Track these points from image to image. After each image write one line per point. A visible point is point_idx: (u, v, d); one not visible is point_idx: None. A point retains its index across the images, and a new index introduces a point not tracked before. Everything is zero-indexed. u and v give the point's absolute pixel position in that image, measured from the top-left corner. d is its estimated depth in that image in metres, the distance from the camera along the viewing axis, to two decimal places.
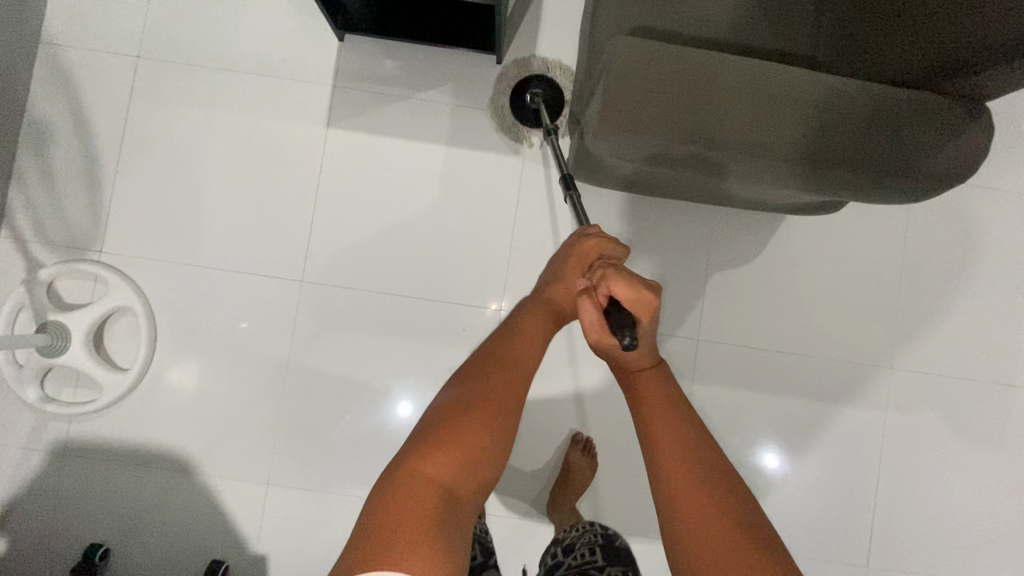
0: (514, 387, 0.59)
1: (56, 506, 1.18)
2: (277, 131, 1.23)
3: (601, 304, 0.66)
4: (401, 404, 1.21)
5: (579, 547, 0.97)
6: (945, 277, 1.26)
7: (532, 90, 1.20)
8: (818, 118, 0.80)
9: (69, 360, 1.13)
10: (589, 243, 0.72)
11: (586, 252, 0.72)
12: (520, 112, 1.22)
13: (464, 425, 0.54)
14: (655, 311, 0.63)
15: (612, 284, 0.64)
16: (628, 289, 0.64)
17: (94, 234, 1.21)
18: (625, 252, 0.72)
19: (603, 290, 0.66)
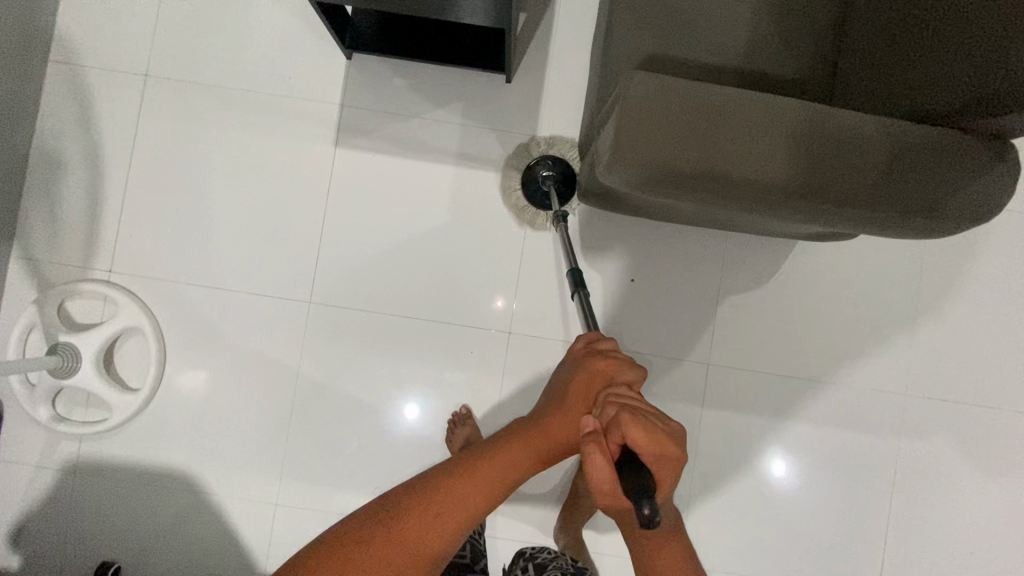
0: (477, 503, 0.64)
1: (68, 522, 1.20)
2: (284, 151, 1.22)
3: (614, 452, 0.67)
4: (408, 407, 1.21)
5: (551, 570, 0.94)
6: (962, 302, 1.23)
7: (542, 168, 1.16)
8: (836, 157, 0.78)
9: (79, 381, 1.14)
10: (602, 364, 0.75)
11: (596, 370, 0.75)
12: (530, 192, 1.17)
13: (408, 528, 0.61)
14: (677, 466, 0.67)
15: (630, 432, 0.66)
16: (646, 438, 0.65)
17: (103, 255, 1.21)
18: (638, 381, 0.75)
19: (617, 438, 0.67)
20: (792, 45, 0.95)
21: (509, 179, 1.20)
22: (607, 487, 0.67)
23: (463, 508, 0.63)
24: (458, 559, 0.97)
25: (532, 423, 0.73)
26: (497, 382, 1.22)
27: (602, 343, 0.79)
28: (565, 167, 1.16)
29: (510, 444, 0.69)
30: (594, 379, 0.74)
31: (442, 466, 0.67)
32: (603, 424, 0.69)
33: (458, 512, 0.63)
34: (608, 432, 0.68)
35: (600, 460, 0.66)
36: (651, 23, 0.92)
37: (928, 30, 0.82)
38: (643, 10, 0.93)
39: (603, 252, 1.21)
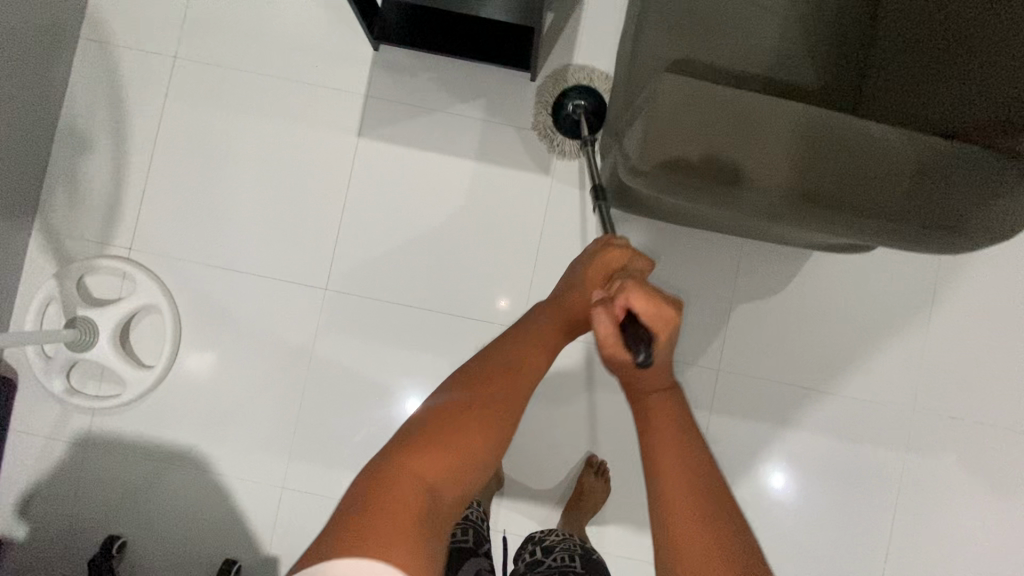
0: (513, 394, 0.61)
1: (77, 495, 1.21)
2: (307, 138, 1.23)
3: (617, 316, 0.65)
4: (407, 401, 1.22)
5: (557, 552, 0.94)
6: (974, 320, 1.24)
7: (577, 100, 1.18)
8: (860, 167, 0.79)
9: (96, 355, 1.16)
10: (614, 253, 0.76)
11: (609, 261, 0.76)
12: (560, 118, 1.20)
13: (452, 424, 0.57)
14: (676, 326, 0.64)
15: (633, 296, 0.64)
16: (649, 304, 0.64)
17: (124, 232, 1.23)
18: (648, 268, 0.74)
19: (622, 302, 0.64)
20: (820, 57, 0.96)
21: (540, 100, 1.21)
22: (611, 345, 0.65)
23: (502, 399, 0.60)
24: (462, 542, 0.92)
25: (544, 311, 0.72)
26: None
27: (614, 238, 0.79)
28: (596, 99, 1.19)
29: (527, 342, 0.66)
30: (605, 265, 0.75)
31: (465, 370, 0.63)
32: (610, 293, 0.67)
33: (497, 404, 0.60)
34: (615, 298, 0.65)
35: (603, 317, 0.65)
36: (681, 27, 0.93)
37: (959, 46, 0.82)
38: (676, 14, 0.93)
39: None
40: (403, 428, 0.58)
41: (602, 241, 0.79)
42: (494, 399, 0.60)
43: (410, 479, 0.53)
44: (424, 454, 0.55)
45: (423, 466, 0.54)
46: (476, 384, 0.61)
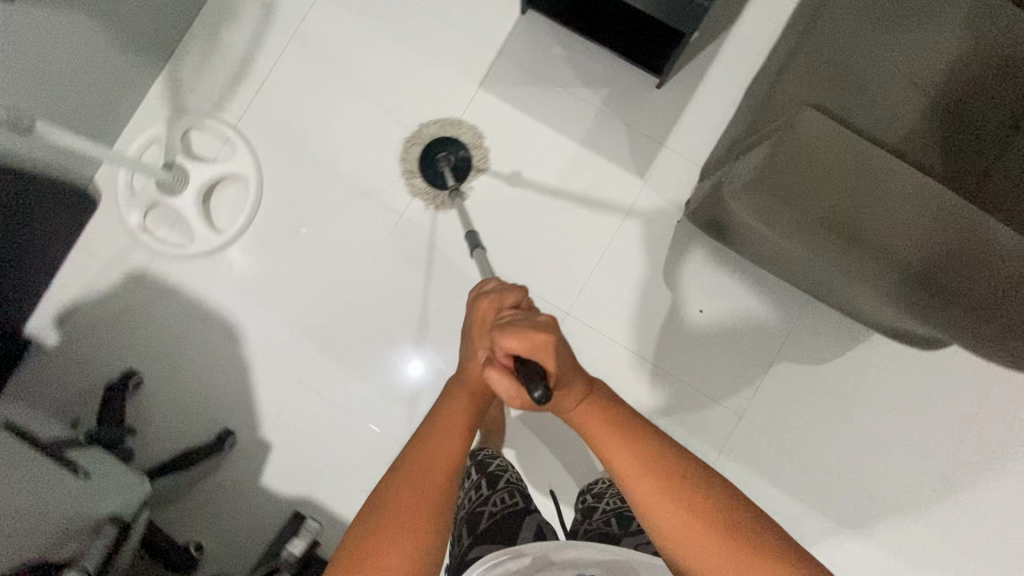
0: (434, 484, 0.67)
1: (113, 324, 1.27)
2: (432, 73, 1.28)
3: (506, 364, 0.69)
4: (412, 362, 1.26)
5: (609, 495, 1.06)
6: (1008, 457, 1.21)
7: (441, 151, 1.25)
8: (967, 255, 0.79)
9: (178, 203, 1.22)
10: (484, 303, 0.77)
11: (483, 313, 0.77)
12: (432, 178, 1.24)
13: (379, 541, 0.62)
14: (557, 344, 0.66)
15: (505, 342, 0.66)
16: (522, 342, 0.66)
17: (238, 102, 1.28)
18: (520, 296, 0.77)
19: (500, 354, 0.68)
20: (954, 145, 0.93)
21: (405, 152, 1.26)
22: (515, 393, 0.68)
23: (424, 494, 0.66)
24: (513, 505, 0.97)
25: (453, 387, 0.79)
26: None
27: (486, 287, 0.82)
28: (461, 150, 1.25)
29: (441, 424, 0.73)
30: (484, 317, 0.77)
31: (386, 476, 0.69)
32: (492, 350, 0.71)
33: (422, 499, 0.65)
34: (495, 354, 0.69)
35: (496, 376, 0.69)
36: (824, 75, 0.92)
37: None
38: (821, 64, 0.93)
39: (681, 275, 1.24)
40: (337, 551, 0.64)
41: (479, 290, 0.82)
42: (414, 497, 0.65)
43: None
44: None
45: None
46: (396, 495, 0.66)
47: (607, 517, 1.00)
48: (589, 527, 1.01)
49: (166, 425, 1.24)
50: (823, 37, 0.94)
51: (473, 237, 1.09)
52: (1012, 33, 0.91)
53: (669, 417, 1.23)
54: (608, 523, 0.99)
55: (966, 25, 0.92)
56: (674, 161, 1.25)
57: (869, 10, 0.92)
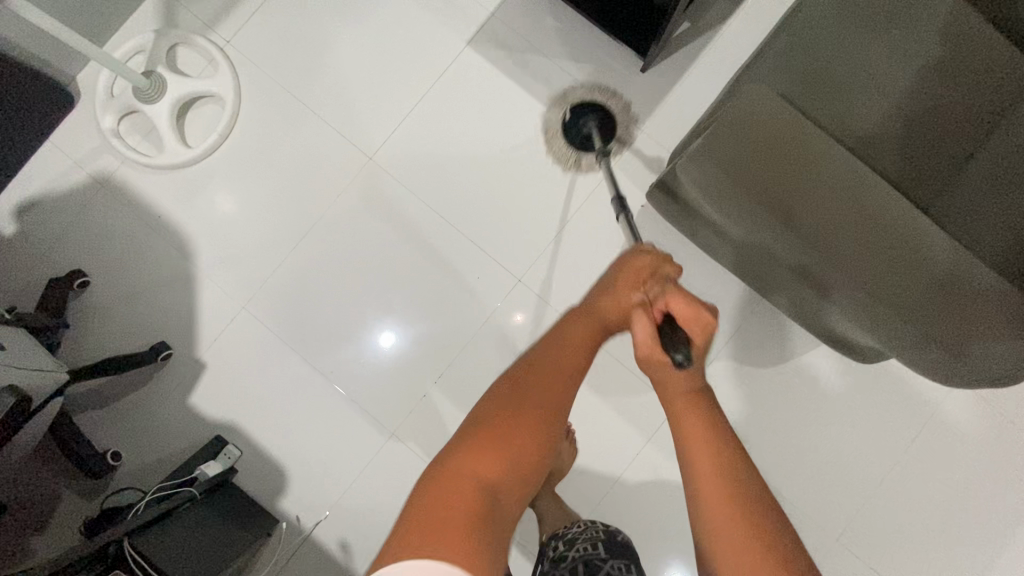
0: (557, 390, 0.65)
1: (70, 223, 1.27)
2: (424, 26, 1.29)
3: (656, 319, 0.70)
4: (384, 334, 1.25)
5: (580, 542, 0.93)
6: (938, 490, 1.19)
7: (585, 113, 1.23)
8: (901, 255, 0.79)
9: (152, 111, 1.23)
10: (643, 260, 0.76)
11: (638, 268, 0.76)
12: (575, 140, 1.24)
13: (503, 427, 0.60)
14: (712, 333, 0.68)
15: (673, 300, 0.69)
16: (687, 309, 0.68)
17: (230, 25, 1.29)
18: (677, 273, 0.76)
19: (660, 305, 0.70)
20: (911, 156, 0.93)
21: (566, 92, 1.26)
22: (649, 340, 0.68)
23: (548, 394, 0.64)
24: None
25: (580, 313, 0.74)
26: (486, 315, 1.25)
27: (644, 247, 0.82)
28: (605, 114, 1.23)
29: (569, 343, 0.70)
30: (641, 273, 0.75)
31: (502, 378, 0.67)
32: (648, 298, 0.72)
33: (546, 396, 0.64)
34: (653, 303, 0.71)
35: (643, 321, 0.69)
36: (795, 65, 0.90)
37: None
38: (793, 53, 0.90)
39: None
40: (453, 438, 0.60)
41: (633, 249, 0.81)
42: (537, 395, 0.64)
43: (466, 483, 0.55)
44: (478, 457, 0.57)
45: (477, 470, 0.56)
46: (519, 392, 0.64)
47: (574, 567, 0.87)
48: None
49: (109, 330, 1.25)
50: (801, 28, 0.91)
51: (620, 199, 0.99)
52: (981, 53, 0.92)
53: (604, 397, 1.22)
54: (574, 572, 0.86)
55: (942, 37, 0.91)
56: (647, 143, 1.25)
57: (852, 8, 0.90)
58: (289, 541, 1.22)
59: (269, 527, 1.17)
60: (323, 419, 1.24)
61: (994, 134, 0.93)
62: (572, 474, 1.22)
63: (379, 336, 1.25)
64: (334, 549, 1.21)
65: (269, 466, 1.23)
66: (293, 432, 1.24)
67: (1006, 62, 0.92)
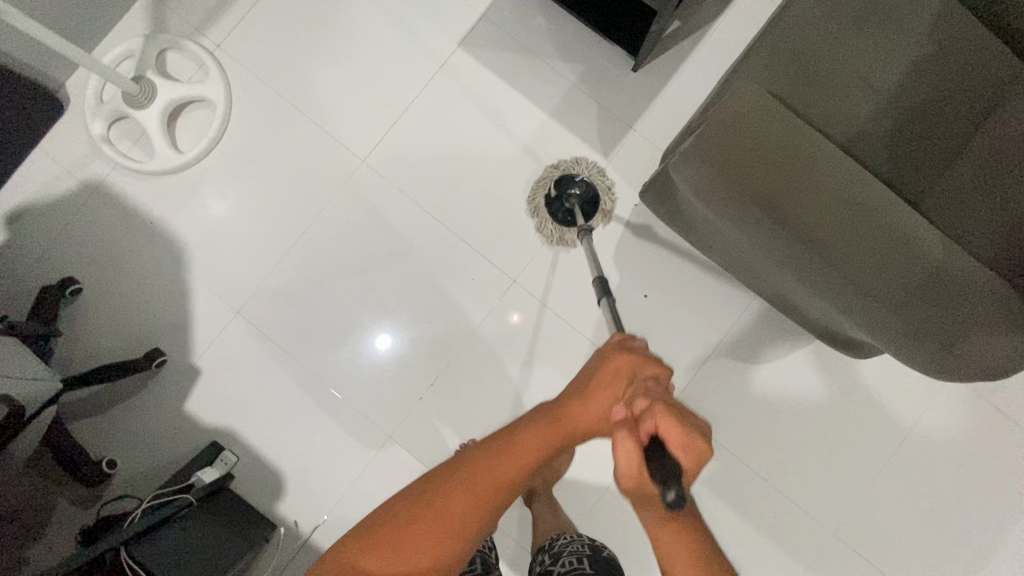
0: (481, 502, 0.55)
1: (61, 231, 1.26)
2: (415, 27, 1.29)
3: (641, 442, 0.56)
4: (377, 338, 1.25)
5: (565, 556, 0.93)
6: (933, 481, 1.20)
7: (572, 188, 1.23)
8: (887, 254, 0.80)
9: (142, 116, 1.22)
10: (626, 357, 0.64)
11: (619, 366, 0.64)
12: (557, 212, 1.23)
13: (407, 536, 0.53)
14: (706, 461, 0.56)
15: (663, 423, 0.55)
16: (680, 435, 0.55)
17: (219, 29, 1.29)
18: (666, 377, 0.63)
19: (646, 425, 0.56)
20: (900, 153, 0.94)
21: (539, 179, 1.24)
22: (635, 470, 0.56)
23: (468, 509, 0.54)
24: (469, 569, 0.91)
25: (544, 415, 0.61)
26: (482, 316, 1.25)
27: (632, 340, 0.68)
28: (593, 192, 1.23)
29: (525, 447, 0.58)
30: (620, 373, 0.63)
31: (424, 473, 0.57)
32: (632, 414, 0.58)
33: (464, 511, 0.54)
34: (639, 421, 0.57)
35: (626, 445, 0.56)
36: (784, 63, 0.91)
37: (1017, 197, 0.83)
38: (783, 52, 0.91)
39: (631, 258, 1.24)
40: (358, 527, 0.56)
41: (616, 340, 0.68)
42: (455, 508, 0.54)
43: None
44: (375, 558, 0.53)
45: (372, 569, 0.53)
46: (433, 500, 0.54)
47: None
48: None
49: (102, 337, 1.24)
50: (791, 24, 0.91)
51: (601, 283, 0.96)
52: (969, 45, 0.92)
53: None
54: None
55: (930, 31, 0.92)
56: (640, 144, 1.25)
57: (839, 8, 0.90)
58: (287, 545, 1.21)
59: (267, 533, 1.14)
60: (319, 425, 1.24)
61: (982, 130, 0.94)
62: (569, 474, 1.22)
63: (374, 339, 1.25)
64: None
65: (265, 471, 1.23)
66: (290, 437, 1.23)
67: (993, 54, 0.92)
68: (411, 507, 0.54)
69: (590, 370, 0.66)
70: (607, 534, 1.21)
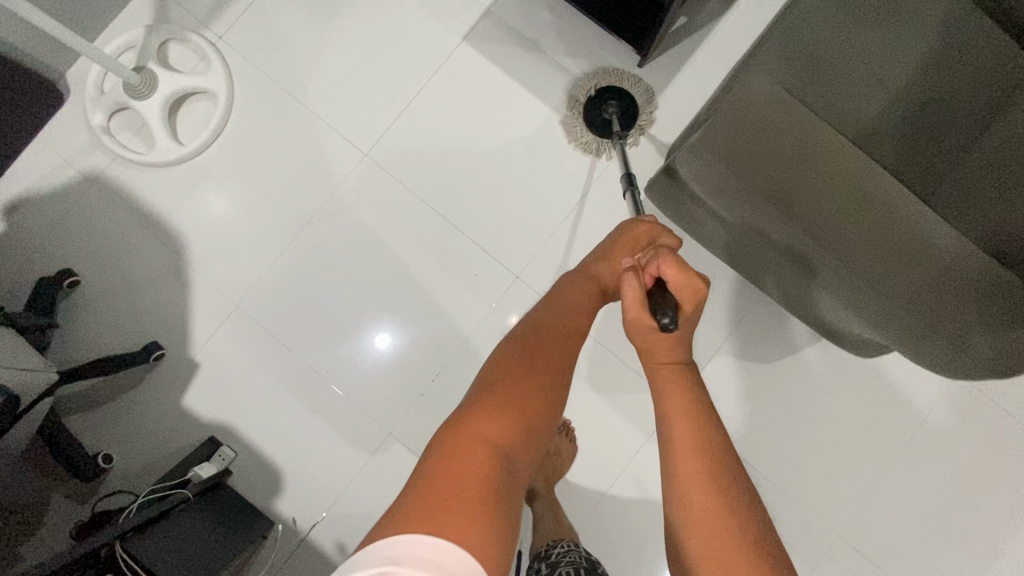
0: (565, 349, 0.68)
1: (59, 222, 1.25)
2: (420, 21, 1.28)
3: (645, 284, 0.71)
4: (377, 334, 1.24)
5: (561, 566, 0.90)
6: (939, 483, 1.19)
7: (609, 100, 1.21)
8: (906, 249, 0.78)
9: (143, 107, 1.21)
10: (642, 230, 0.83)
11: (638, 235, 0.83)
12: (592, 121, 1.22)
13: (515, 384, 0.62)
14: (701, 300, 0.68)
15: (662, 263, 0.70)
16: (677, 273, 0.69)
17: (222, 21, 1.28)
18: (672, 240, 0.82)
19: (651, 269, 0.71)
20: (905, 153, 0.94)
21: (587, 75, 1.23)
22: (639, 306, 0.69)
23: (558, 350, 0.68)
24: None
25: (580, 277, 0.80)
26: (484, 313, 1.23)
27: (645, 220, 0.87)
28: (631, 105, 1.21)
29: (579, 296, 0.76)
30: (638, 238, 0.83)
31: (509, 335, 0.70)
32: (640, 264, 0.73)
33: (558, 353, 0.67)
34: (644, 268, 0.72)
35: (632, 284, 0.70)
36: (794, 60, 0.90)
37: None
38: (792, 47, 0.90)
39: None
40: (464, 399, 0.62)
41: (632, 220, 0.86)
42: (547, 352, 0.67)
43: (481, 439, 0.56)
44: (492, 414, 0.58)
45: (493, 426, 0.57)
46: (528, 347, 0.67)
47: None
48: None
49: (100, 330, 1.23)
50: (801, 22, 0.90)
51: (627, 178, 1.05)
52: (981, 44, 0.91)
53: (603, 394, 1.21)
54: None
55: (942, 30, 0.91)
56: (645, 140, 1.24)
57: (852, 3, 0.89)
58: (285, 543, 1.20)
59: (268, 527, 1.14)
60: (319, 420, 1.22)
61: (993, 127, 0.93)
62: (571, 473, 1.20)
63: (375, 335, 1.24)
64: (331, 551, 1.19)
65: (264, 467, 1.21)
66: (289, 433, 1.22)
67: (1005, 53, 0.91)
68: (504, 367, 0.64)
69: (612, 242, 0.85)
70: (610, 535, 1.19)
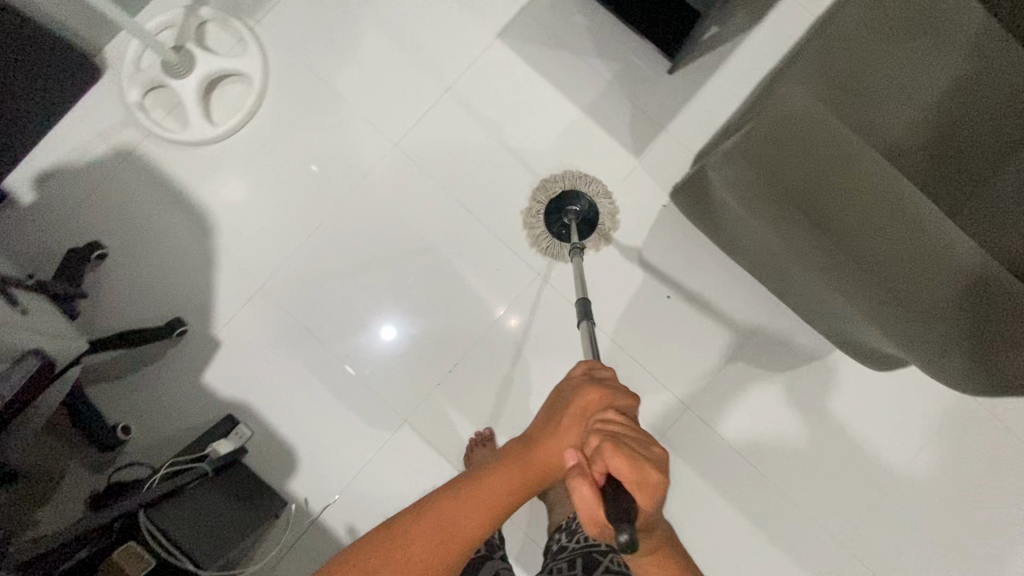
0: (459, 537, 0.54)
1: (90, 194, 1.26)
2: (455, 16, 1.29)
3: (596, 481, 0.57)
4: (398, 322, 1.26)
5: (582, 529, 0.91)
6: (943, 496, 1.21)
7: (569, 204, 1.20)
8: (924, 265, 0.81)
9: (178, 86, 1.23)
10: (591, 396, 0.63)
11: (587, 401, 0.62)
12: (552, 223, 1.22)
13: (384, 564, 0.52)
14: (662, 493, 0.56)
15: (613, 460, 0.56)
16: (632, 470, 0.56)
17: (261, 6, 1.29)
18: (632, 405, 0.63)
19: (599, 467, 0.56)
20: (931, 170, 0.96)
21: (547, 180, 1.23)
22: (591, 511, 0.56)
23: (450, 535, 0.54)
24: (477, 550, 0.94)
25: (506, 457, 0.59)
26: (504, 307, 1.25)
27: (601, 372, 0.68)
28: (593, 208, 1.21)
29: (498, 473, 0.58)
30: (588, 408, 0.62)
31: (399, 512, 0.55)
32: (587, 455, 0.58)
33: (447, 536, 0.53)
34: (591, 462, 0.57)
35: (582, 487, 0.56)
36: (831, 71, 0.91)
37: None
38: (831, 58, 0.91)
39: (656, 258, 1.25)
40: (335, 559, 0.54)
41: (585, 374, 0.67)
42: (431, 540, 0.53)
43: None
44: None
45: None
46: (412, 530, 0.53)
47: (573, 557, 0.88)
48: (553, 564, 0.90)
49: (125, 302, 1.25)
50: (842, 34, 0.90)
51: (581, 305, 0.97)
52: (1014, 68, 0.93)
53: None
54: (571, 564, 0.86)
55: (977, 51, 0.93)
56: (671, 145, 1.26)
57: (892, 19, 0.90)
58: (297, 522, 1.21)
59: (279, 507, 1.15)
60: (336, 403, 1.24)
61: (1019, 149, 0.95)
62: None
63: (395, 323, 1.26)
64: (341, 533, 1.21)
65: (279, 447, 1.23)
66: (305, 414, 1.24)
67: None
68: (377, 544, 0.53)
69: (558, 401, 0.65)
70: None
